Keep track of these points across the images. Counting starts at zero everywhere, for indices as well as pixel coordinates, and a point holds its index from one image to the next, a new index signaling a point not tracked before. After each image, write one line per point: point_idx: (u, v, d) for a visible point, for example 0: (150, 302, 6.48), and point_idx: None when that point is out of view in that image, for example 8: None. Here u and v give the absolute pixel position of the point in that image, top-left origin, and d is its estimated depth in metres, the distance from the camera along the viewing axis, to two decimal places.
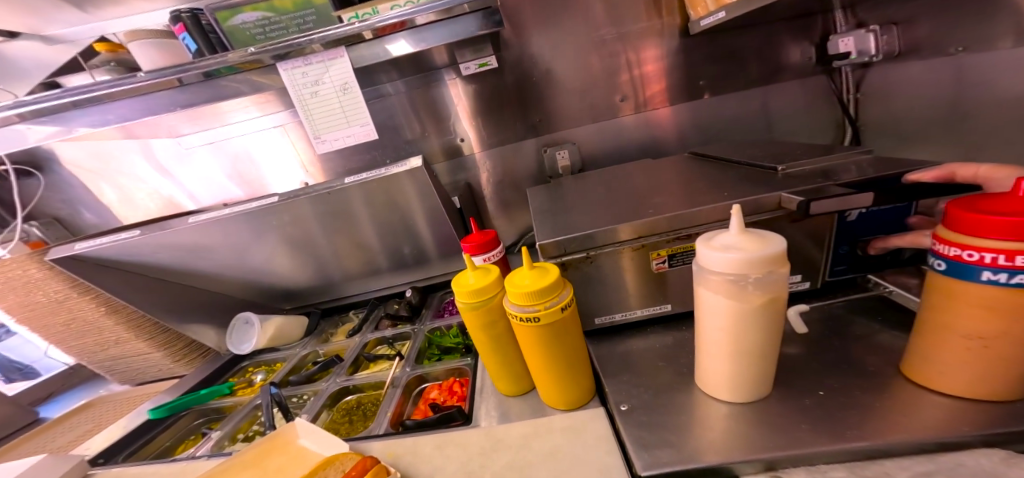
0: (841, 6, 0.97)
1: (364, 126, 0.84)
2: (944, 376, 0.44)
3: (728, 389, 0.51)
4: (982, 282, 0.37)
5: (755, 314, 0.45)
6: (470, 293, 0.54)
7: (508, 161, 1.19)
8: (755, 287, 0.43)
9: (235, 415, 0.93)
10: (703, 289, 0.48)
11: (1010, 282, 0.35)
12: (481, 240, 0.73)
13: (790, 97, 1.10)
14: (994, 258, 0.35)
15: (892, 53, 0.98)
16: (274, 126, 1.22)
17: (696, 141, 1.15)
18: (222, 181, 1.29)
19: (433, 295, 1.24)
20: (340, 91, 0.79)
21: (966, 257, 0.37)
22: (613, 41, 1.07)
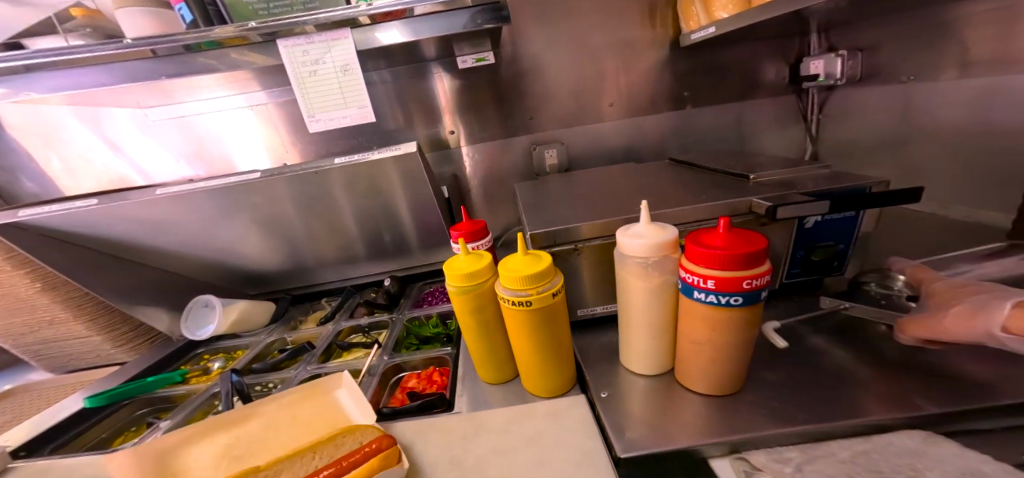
0: (818, 29, 1.04)
1: (361, 109, 0.82)
2: (688, 372, 0.54)
3: (642, 364, 0.59)
4: (695, 300, 0.45)
5: (659, 298, 0.51)
6: (462, 276, 0.54)
7: (496, 155, 1.20)
8: (657, 269, 0.49)
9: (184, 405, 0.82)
10: (620, 273, 0.53)
11: (709, 300, 0.43)
12: (471, 228, 0.74)
13: (763, 112, 1.18)
14: (701, 281, 0.43)
15: (855, 76, 1.03)
16: (248, 104, 1.16)
17: (675, 149, 1.21)
18: (192, 156, 1.20)
19: (412, 285, 1.23)
20: (340, 72, 0.78)
21: (687, 280, 0.45)
22: (607, 46, 1.11)
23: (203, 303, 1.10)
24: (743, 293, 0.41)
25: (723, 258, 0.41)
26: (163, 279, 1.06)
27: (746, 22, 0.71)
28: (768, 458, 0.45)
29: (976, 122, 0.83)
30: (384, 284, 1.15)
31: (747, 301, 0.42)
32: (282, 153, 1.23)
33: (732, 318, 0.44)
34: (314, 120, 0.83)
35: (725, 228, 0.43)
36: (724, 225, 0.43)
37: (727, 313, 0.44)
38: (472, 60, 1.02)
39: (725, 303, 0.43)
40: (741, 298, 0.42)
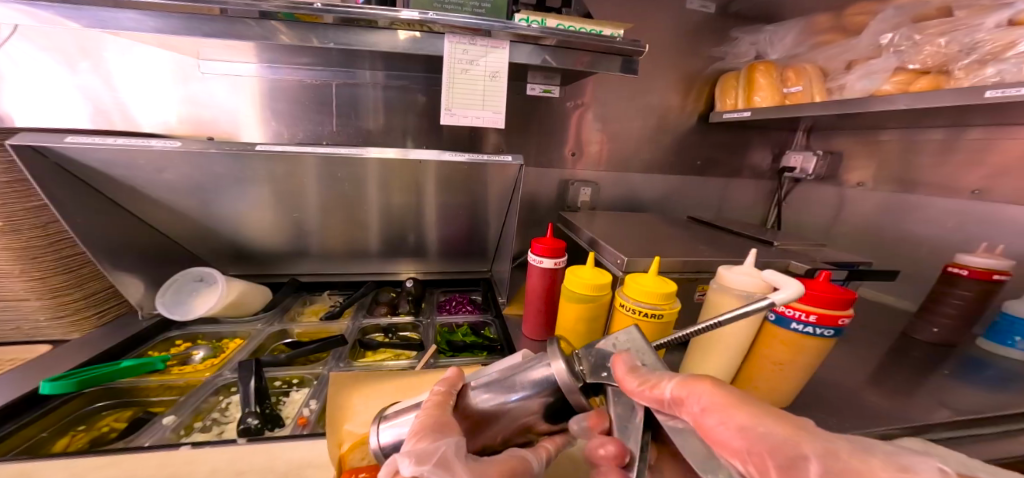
0: (805, 129, 1.31)
1: (496, 113, 0.84)
2: (755, 390, 0.64)
3: None
4: (791, 329, 0.56)
5: (751, 327, 0.61)
6: (589, 286, 0.59)
7: (533, 182, 1.28)
8: (758, 303, 0.60)
9: (187, 397, 0.65)
10: (716, 302, 0.63)
11: (806, 331, 0.55)
12: (554, 244, 0.77)
13: (748, 191, 1.45)
14: (802, 315, 0.55)
15: (820, 175, 1.30)
16: (249, 74, 1.02)
17: (678, 206, 1.42)
18: (198, 111, 1.03)
19: (429, 291, 1.16)
20: (488, 77, 0.80)
21: (786, 313, 0.57)
22: (648, 107, 1.27)
23: (194, 277, 0.94)
24: (834, 327, 0.54)
25: (822, 299, 0.54)
26: (143, 245, 0.89)
27: (786, 112, 0.95)
28: None
29: (892, 226, 1.14)
30: (407, 286, 1.06)
31: (835, 334, 0.55)
32: (287, 135, 1.10)
33: (818, 346, 0.57)
34: (447, 113, 0.82)
35: (825, 279, 0.56)
36: (825, 276, 0.56)
37: (810, 342, 0.57)
38: (541, 90, 1.11)
39: (818, 334, 0.55)
40: (831, 331, 0.55)
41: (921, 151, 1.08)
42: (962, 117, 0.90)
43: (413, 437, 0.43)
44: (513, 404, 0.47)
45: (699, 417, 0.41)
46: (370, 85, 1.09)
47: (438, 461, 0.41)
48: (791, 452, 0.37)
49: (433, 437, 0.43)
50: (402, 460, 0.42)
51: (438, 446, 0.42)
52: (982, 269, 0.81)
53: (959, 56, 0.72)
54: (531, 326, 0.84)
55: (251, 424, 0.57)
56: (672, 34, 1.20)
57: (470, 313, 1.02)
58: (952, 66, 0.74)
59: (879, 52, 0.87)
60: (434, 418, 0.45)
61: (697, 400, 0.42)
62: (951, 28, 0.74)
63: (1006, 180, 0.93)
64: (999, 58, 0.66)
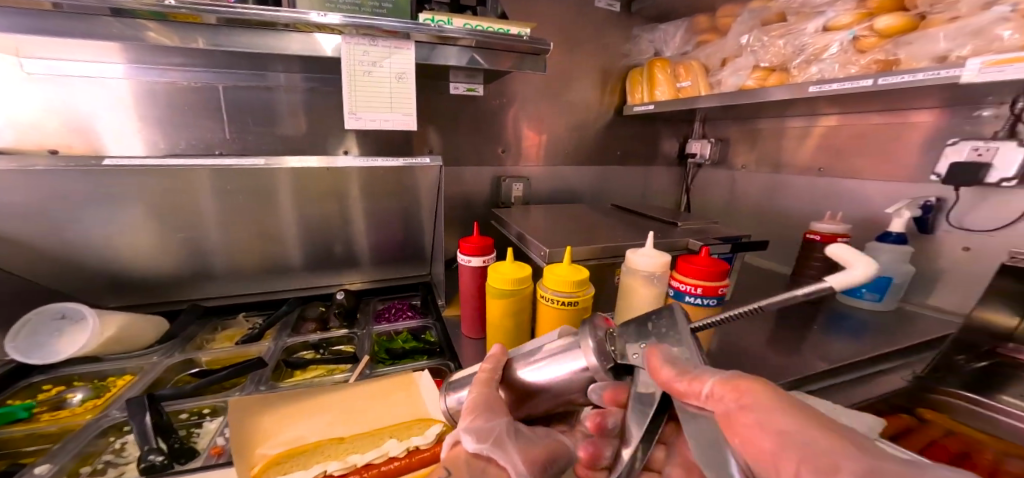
0: (702, 120, 1.46)
1: (406, 116, 0.83)
2: None
3: None
4: (687, 301, 0.63)
5: (656, 302, 0.68)
6: (510, 280, 0.62)
7: (461, 181, 1.27)
8: (658, 281, 0.67)
9: (64, 444, 0.56)
10: (627, 281, 0.70)
11: (698, 303, 0.63)
12: (481, 242, 0.78)
13: (663, 177, 1.57)
14: (693, 288, 0.62)
15: (716, 160, 1.47)
16: (123, 78, 0.90)
17: (603, 197, 1.50)
18: (50, 121, 0.88)
19: (364, 302, 1.11)
20: (394, 79, 0.79)
21: (681, 288, 0.64)
22: (569, 104, 1.34)
23: (55, 315, 0.80)
24: (717, 296, 0.62)
25: (706, 273, 0.61)
26: None
27: (680, 105, 1.06)
28: None
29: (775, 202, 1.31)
30: (337, 298, 1.01)
31: (717, 302, 0.63)
32: (175, 146, 0.98)
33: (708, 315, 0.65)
34: (353, 118, 0.80)
35: (706, 253, 0.64)
36: (706, 251, 0.64)
37: (701, 312, 0.64)
38: (464, 88, 1.13)
39: (705, 304, 0.63)
40: (716, 300, 0.63)
41: (787, 136, 1.25)
42: (811, 107, 1.06)
43: (467, 417, 0.47)
44: (556, 379, 0.48)
45: (730, 412, 0.37)
46: (282, 89, 1.02)
47: (494, 440, 0.44)
48: (824, 463, 0.31)
49: (486, 417, 0.46)
50: (460, 433, 0.46)
51: (493, 426, 0.45)
52: (829, 234, 0.98)
53: (793, 56, 0.86)
54: (469, 325, 0.85)
55: (155, 460, 0.51)
56: (582, 34, 1.27)
57: (410, 319, 1.00)
58: (789, 64, 0.87)
59: (742, 50, 1.00)
60: (486, 398, 0.48)
61: (738, 397, 0.37)
62: (787, 31, 0.87)
63: (843, 158, 1.12)
64: (819, 59, 0.80)
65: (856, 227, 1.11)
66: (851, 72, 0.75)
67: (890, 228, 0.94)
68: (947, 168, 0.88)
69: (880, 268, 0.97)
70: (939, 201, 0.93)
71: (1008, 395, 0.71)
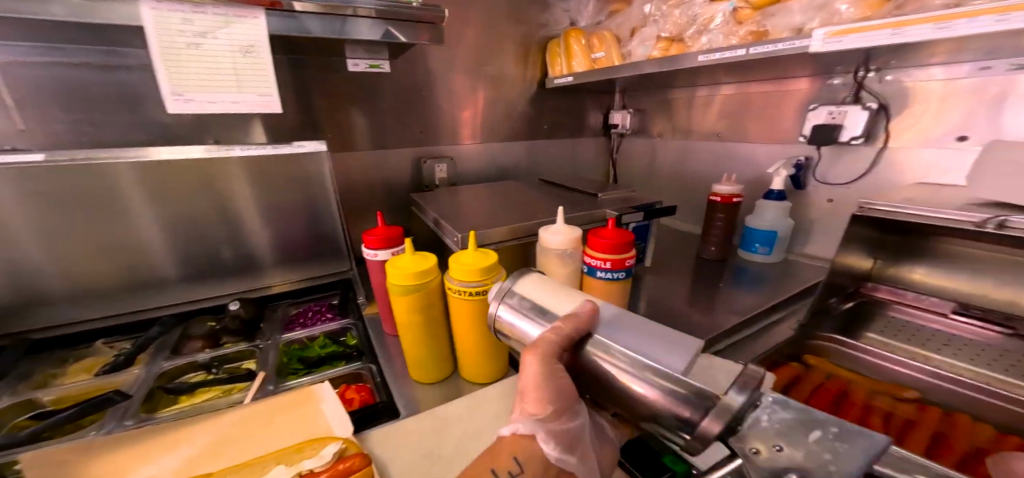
0: (620, 91, 1.48)
1: (260, 96, 0.76)
2: None
3: None
4: (600, 277, 0.64)
5: (572, 279, 0.68)
6: (411, 275, 0.58)
7: (378, 165, 1.18)
8: (571, 258, 0.67)
9: None
10: (543, 262, 0.69)
11: (609, 277, 0.64)
12: (387, 233, 0.72)
13: (590, 149, 1.59)
14: (604, 263, 0.63)
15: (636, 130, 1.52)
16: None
17: (534, 172, 1.48)
18: None
19: (270, 308, 0.96)
20: (237, 53, 0.71)
21: (593, 263, 0.64)
22: (488, 78, 1.28)
23: None
24: (626, 269, 0.64)
25: (612, 246, 0.62)
26: None
27: (596, 77, 1.06)
28: None
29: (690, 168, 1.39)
30: (231, 308, 0.86)
31: (626, 275, 0.64)
32: None
33: (621, 288, 0.66)
34: (179, 98, 0.70)
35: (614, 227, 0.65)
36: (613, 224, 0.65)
37: (615, 286, 0.65)
38: (365, 65, 1.05)
39: (616, 278, 0.64)
40: (625, 273, 0.64)
41: (695, 105, 1.31)
42: (710, 77, 1.12)
43: (536, 410, 0.43)
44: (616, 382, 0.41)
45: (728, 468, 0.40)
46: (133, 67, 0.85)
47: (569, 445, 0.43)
48: None
49: (561, 419, 0.43)
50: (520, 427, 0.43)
51: (567, 428, 0.44)
52: (726, 194, 1.06)
53: (687, 27, 0.88)
54: (387, 323, 0.80)
55: None
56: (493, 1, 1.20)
57: (327, 320, 0.91)
58: (684, 34, 0.89)
59: (646, 20, 1.01)
60: (561, 394, 0.43)
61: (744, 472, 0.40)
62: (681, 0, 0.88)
63: (740, 125, 1.19)
64: (707, 29, 0.83)
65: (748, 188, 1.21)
66: (734, 41, 0.78)
67: (772, 186, 1.04)
68: (809, 130, 1.00)
69: (768, 224, 1.08)
70: (807, 159, 1.05)
71: (874, 332, 0.82)
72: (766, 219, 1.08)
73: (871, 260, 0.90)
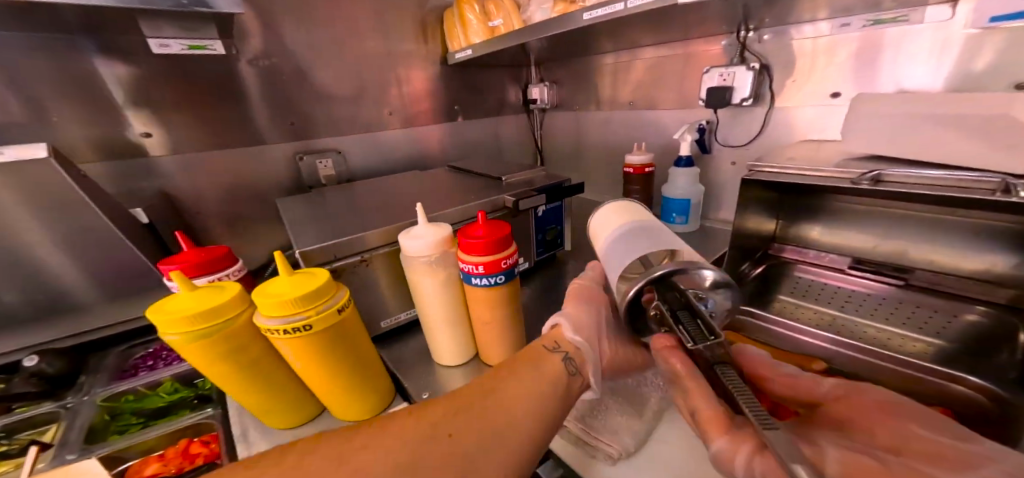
0: (533, 64, 1.36)
1: None
2: (489, 351, 0.61)
3: (451, 355, 0.62)
4: (476, 284, 0.52)
5: (449, 286, 0.55)
6: (196, 317, 0.42)
7: (247, 167, 0.98)
8: (441, 264, 0.53)
9: None
10: (407, 272, 0.55)
11: (487, 283, 0.51)
12: (203, 258, 0.55)
13: (511, 128, 1.46)
14: (476, 268, 0.50)
15: (554, 104, 1.41)
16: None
17: (450, 158, 1.33)
18: None
19: (96, 356, 0.76)
20: None
21: (466, 269, 0.51)
22: (376, 54, 1.09)
23: None
24: (504, 271, 0.51)
25: (486, 245, 0.49)
26: None
27: (493, 48, 0.96)
28: None
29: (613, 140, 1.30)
30: (25, 365, 0.65)
31: (508, 278, 0.52)
32: None
33: (505, 293, 0.54)
34: None
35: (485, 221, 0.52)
36: (484, 218, 0.52)
37: (498, 292, 0.53)
38: (181, 45, 0.81)
39: (493, 283, 0.52)
40: (504, 276, 0.52)
41: (609, 73, 1.20)
42: (618, 40, 1.02)
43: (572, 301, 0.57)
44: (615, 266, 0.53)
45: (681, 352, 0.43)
46: None
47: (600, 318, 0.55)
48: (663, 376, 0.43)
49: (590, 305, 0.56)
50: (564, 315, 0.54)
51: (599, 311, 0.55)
52: (638, 165, 0.99)
53: None
54: None
55: None
56: None
57: (180, 360, 0.75)
58: None
59: None
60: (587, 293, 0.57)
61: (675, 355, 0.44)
62: None
63: (653, 91, 1.10)
64: None
65: (658, 154, 1.16)
66: None
67: (680, 152, 0.97)
68: (705, 93, 0.95)
69: (681, 192, 1.00)
70: (708, 124, 0.99)
71: (785, 295, 0.78)
72: (678, 187, 1.00)
73: (773, 221, 0.85)
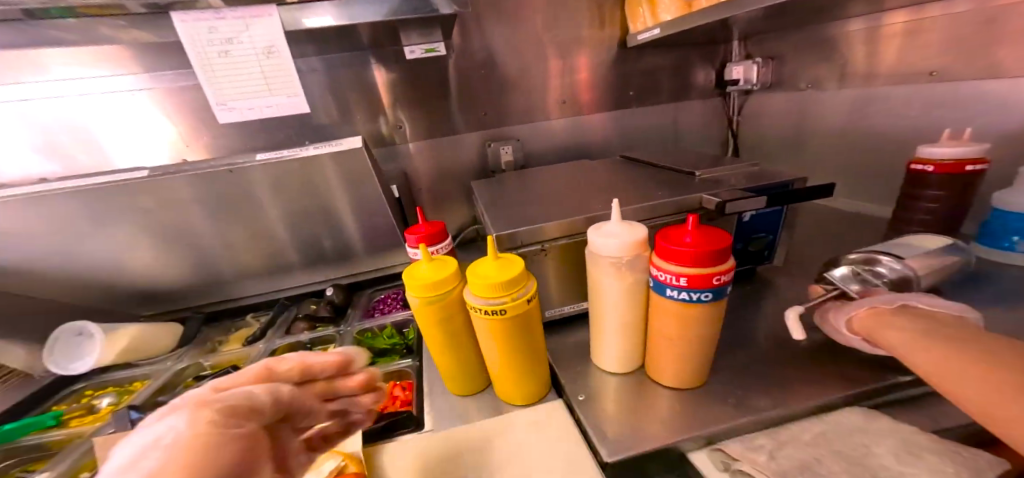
0: (739, 36, 1.13)
1: (290, 98, 0.85)
2: (661, 368, 0.54)
3: (616, 363, 0.58)
4: (669, 296, 0.45)
5: (635, 293, 0.50)
6: (426, 285, 0.49)
7: (444, 153, 1.13)
8: (632, 268, 0.48)
9: (68, 452, 0.62)
10: (589, 269, 0.51)
11: (683, 298, 0.44)
12: (432, 231, 0.64)
13: (697, 114, 1.26)
14: (676, 279, 0.43)
15: (766, 82, 1.14)
16: (142, 87, 0.92)
17: (620, 148, 1.25)
18: (30, 153, 0.91)
19: (357, 294, 1.09)
20: (262, 55, 0.77)
21: (659, 277, 0.45)
22: (560, 44, 1.09)
23: (75, 331, 0.82)
24: (713, 289, 0.42)
25: (693, 255, 0.41)
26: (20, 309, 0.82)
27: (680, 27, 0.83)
28: (743, 447, 0.45)
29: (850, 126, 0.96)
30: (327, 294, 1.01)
31: (716, 297, 0.43)
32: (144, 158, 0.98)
33: (703, 313, 0.45)
34: (224, 108, 0.82)
35: (694, 226, 0.44)
36: (693, 223, 0.44)
37: (697, 309, 0.45)
38: (422, 51, 0.97)
39: (696, 299, 0.43)
40: (711, 294, 0.43)
41: (865, 36, 0.88)
42: None
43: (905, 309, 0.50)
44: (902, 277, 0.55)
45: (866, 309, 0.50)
46: None
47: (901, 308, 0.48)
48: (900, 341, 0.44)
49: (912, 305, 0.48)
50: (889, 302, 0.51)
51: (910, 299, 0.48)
52: (950, 162, 0.66)
53: None
54: None
55: None
56: None
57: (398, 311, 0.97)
58: None
59: None
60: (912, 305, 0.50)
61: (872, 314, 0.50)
62: None
63: (949, 53, 0.74)
64: None
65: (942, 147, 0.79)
66: None
67: None
68: None
69: None
70: None
71: None
72: None
73: None
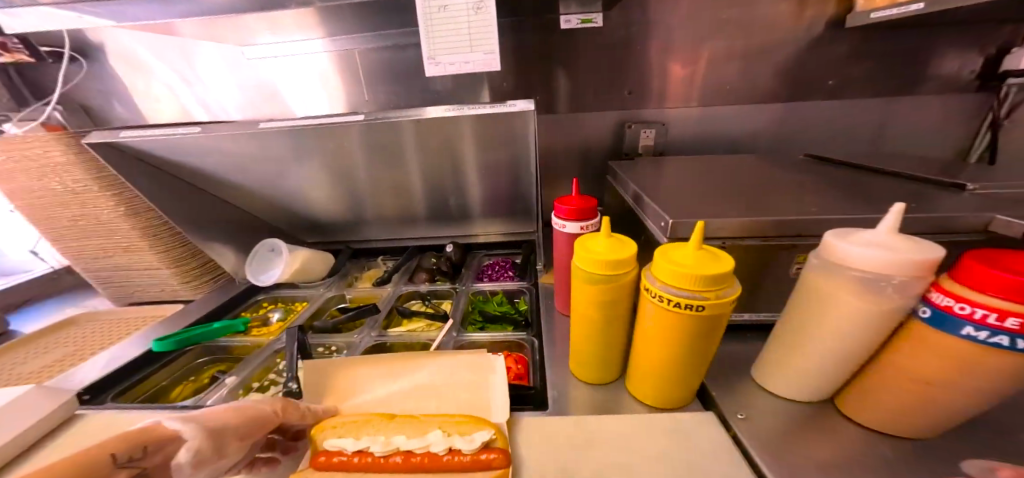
0: None
1: (486, 54, 0.76)
2: (867, 407, 0.47)
3: (799, 388, 0.51)
4: (962, 335, 0.36)
5: (882, 317, 0.41)
6: (605, 262, 0.46)
7: (585, 132, 1.09)
8: (896, 291, 0.40)
9: (250, 359, 0.74)
10: (814, 278, 0.45)
11: (988, 339, 0.35)
12: (582, 205, 0.62)
13: (912, 114, 1.01)
14: (986, 314, 0.34)
15: None
16: (343, 47, 1.03)
17: (791, 146, 1.06)
18: (256, 98, 1.10)
19: (471, 254, 1.14)
20: (471, 10, 0.71)
21: (955, 308, 0.36)
22: (747, 19, 0.94)
23: (268, 248, 1.02)
24: None
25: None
26: (235, 224, 1.01)
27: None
28: None
29: None
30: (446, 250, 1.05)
31: None
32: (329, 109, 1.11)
33: (1006, 366, 0.36)
34: (433, 64, 0.78)
35: None
36: None
37: (1001, 356, 0.35)
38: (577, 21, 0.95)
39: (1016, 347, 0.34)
40: None
41: None
42: None
43: None
44: None
45: None
46: (399, 47, 1.02)
47: None
48: None
49: None
50: None
51: None
52: None
53: None
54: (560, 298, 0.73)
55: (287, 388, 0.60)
56: None
57: (507, 278, 0.96)
58: None
59: None
60: None
61: None
62: None
63: None
64: None
65: None
66: None
67: None
68: None
69: None
70: None
71: None
72: None
73: None
